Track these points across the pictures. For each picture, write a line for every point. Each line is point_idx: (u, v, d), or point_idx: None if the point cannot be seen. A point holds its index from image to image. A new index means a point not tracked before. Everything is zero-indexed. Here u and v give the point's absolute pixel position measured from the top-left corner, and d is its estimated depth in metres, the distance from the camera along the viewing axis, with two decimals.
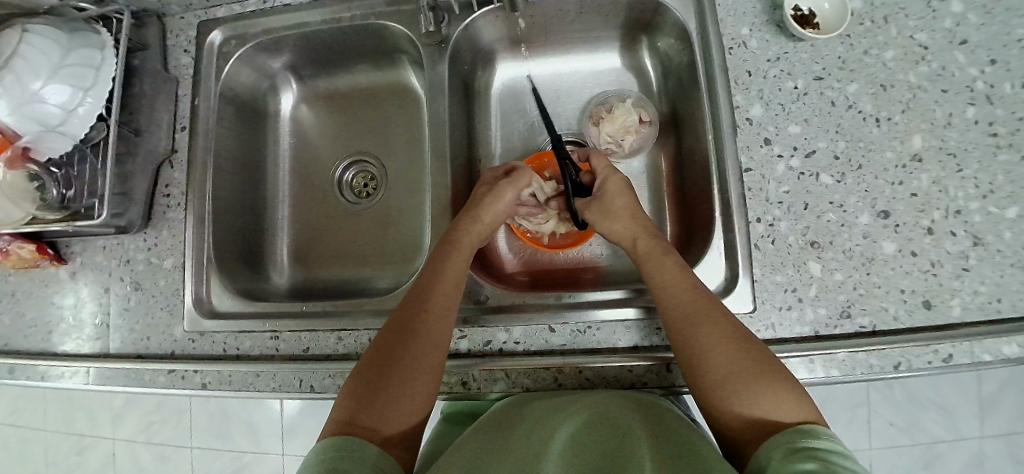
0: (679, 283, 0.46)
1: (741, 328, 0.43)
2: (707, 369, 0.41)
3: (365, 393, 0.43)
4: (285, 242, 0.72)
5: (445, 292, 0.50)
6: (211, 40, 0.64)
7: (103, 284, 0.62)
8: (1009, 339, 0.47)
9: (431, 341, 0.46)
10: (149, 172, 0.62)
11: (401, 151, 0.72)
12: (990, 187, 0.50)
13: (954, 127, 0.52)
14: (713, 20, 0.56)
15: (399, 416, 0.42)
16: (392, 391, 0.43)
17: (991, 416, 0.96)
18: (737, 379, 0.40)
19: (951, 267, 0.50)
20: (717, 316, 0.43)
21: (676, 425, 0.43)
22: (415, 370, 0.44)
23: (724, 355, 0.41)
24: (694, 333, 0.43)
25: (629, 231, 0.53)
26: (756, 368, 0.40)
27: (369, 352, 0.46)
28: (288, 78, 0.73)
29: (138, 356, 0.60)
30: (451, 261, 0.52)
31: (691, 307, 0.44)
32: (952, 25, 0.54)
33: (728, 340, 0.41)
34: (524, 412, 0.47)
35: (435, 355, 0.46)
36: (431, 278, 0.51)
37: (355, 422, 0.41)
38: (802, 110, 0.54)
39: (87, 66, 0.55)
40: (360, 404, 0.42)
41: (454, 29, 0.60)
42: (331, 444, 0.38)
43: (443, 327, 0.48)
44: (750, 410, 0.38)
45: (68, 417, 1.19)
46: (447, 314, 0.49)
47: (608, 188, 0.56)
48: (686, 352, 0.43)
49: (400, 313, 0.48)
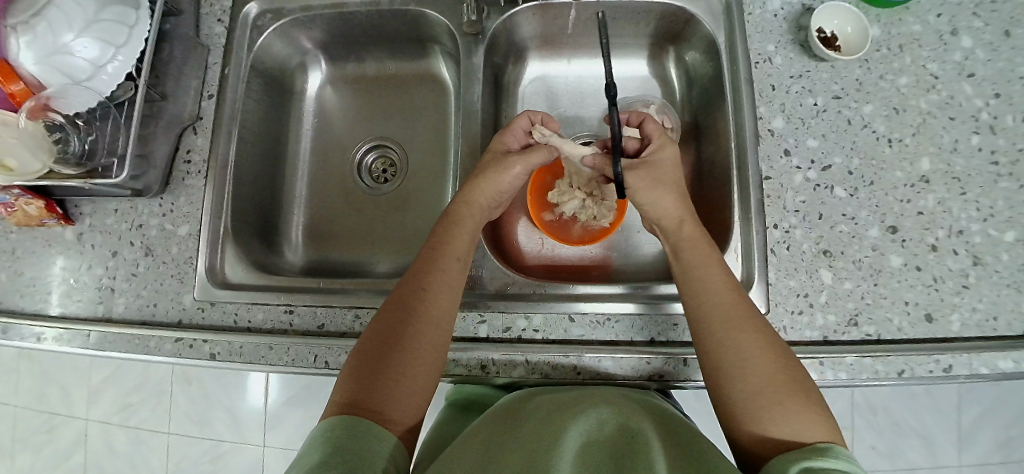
0: (716, 289, 0.46)
1: (773, 339, 0.43)
2: (737, 380, 0.41)
3: (367, 375, 0.42)
4: (299, 219, 0.71)
5: (448, 269, 0.48)
6: (247, 12, 0.65)
7: (112, 247, 0.61)
8: (1004, 354, 0.50)
9: (433, 321, 0.45)
10: (172, 136, 0.61)
11: (423, 139, 0.73)
12: (990, 211, 0.54)
13: (959, 152, 0.56)
14: (742, 35, 0.59)
15: (403, 401, 0.41)
16: (395, 374, 0.42)
17: (969, 447, 0.99)
18: (766, 392, 0.40)
19: (953, 283, 0.52)
20: (752, 326, 0.43)
21: (688, 436, 0.44)
22: (418, 351, 0.43)
23: (756, 367, 0.41)
24: (728, 342, 0.43)
25: (676, 213, 0.51)
26: (784, 383, 0.40)
27: (368, 331, 0.45)
28: (318, 58, 0.73)
29: (142, 323, 0.58)
30: (458, 238, 0.51)
31: (726, 316, 0.44)
32: (961, 59, 0.58)
33: (761, 353, 0.42)
34: (541, 399, 0.48)
35: (435, 335, 0.45)
36: (433, 256, 0.49)
37: (356, 405, 0.40)
38: (820, 126, 0.57)
39: (121, 23, 0.55)
40: (360, 387, 0.41)
41: (492, 21, 0.62)
42: (333, 425, 0.37)
43: (442, 305, 0.46)
44: (776, 422, 0.39)
45: (41, 393, 1.14)
46: (451, 290, 0.47)
47: (659, 159, 0.54)
48: (717, 360, 0.43)
49: (401, 291, 0.47)
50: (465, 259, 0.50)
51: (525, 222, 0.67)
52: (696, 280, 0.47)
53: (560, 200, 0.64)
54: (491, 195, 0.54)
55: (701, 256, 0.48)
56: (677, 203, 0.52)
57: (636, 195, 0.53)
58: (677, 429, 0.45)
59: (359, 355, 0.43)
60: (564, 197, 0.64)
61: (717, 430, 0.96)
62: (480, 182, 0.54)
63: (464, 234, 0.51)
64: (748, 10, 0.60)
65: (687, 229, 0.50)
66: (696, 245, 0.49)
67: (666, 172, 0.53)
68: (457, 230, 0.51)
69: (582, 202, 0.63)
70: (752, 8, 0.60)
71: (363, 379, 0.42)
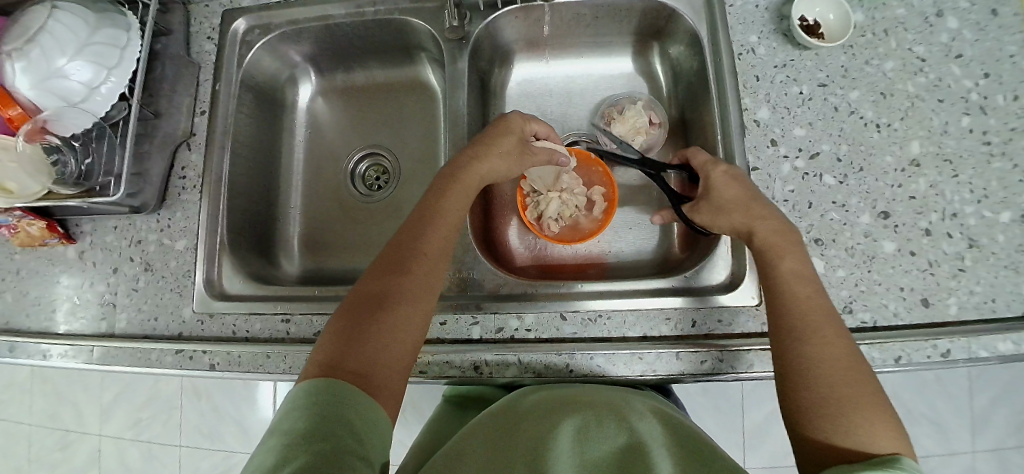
0: (802, 292, 0.44)
1: (853, 348, 0.41)
2: (815, 385, 0.39)
3: (350, 337, 0.40)
4: (296, 230, 0.72)
5: (440, 233, 0.48)
6: (235, 28, 0.66)
7: (113, 263, 0.62)
8: (1004, 336, 0.49)
9: (422, 290, 0.44)
10: (166, 153, 0.62)
11: (415, 146, 0.73)
12: (984, 192, 0.53)
13: (950, 134, 0.55)
14: (724, 27, 0.59)
15: (388, 367, 0.40)
16: (383, 339, 0.41)
17: (982, 433, 0.98)
18: (842, 400, 0.38)
19: (948, 267, 0.52)
20: (829, 334, 0.41)
21: (697, 440, 0.44)
22: (405, 320, 0.42)
23: (831, 374, 0.39)
24: (812, 346, 0.41)
25: (736, 223, 0.50)
26: (856, 392, 0.38)
27: (353, 294, 0.44)
28: (308, 71, 0.75)
29: (144, 337, 0.59)
30: (450, 201, 0.50)
31: (810, 323, 0.42)
32: (948, 40, 0.58)
33: (835, 361, 0.39)
34: (535, 398, 0.48)
35: (425, 299, 0.44)
36: (424, 224, 0.48)
37: (342, 367, 0.38)
38: (807, 114, 0.57)
39: (112, 45, 0.56)
40: (345, 349, 0.40)
41: (475, 26, 0.62)
42: (318, 386, 0.36)
43: (433, 270, 0.46)
44: (838, 431, 0.37)
45: (56, 411, 1.16)
46: (439, 259, 0.47)
47: (715, 185, 0.52)
48: (788, 362, 0.41)
49: (386, 257, 0.46)
50: (454, 230, 0.50)
51: (516, 223, 0.68)
52: (780, 279, 0.45)
53: (538, 209, 0.64)
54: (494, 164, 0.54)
55: (791, 257, 0.46)
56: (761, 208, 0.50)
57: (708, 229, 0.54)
58: (684, 432, 0.44)
59: (344, 316, 0.42)
60: (541, 204, 0.64)
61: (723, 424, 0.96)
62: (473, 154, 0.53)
63: (454, 201, 0.50)
64: (729, 2, 0.60)
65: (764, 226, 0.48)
66: (785, 244, 0.46)
67: (730, 189, 0.51)
68: (450, 192, 0.51)
69: (562, 200, 0.64)
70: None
71: (348, 340, 0.40)
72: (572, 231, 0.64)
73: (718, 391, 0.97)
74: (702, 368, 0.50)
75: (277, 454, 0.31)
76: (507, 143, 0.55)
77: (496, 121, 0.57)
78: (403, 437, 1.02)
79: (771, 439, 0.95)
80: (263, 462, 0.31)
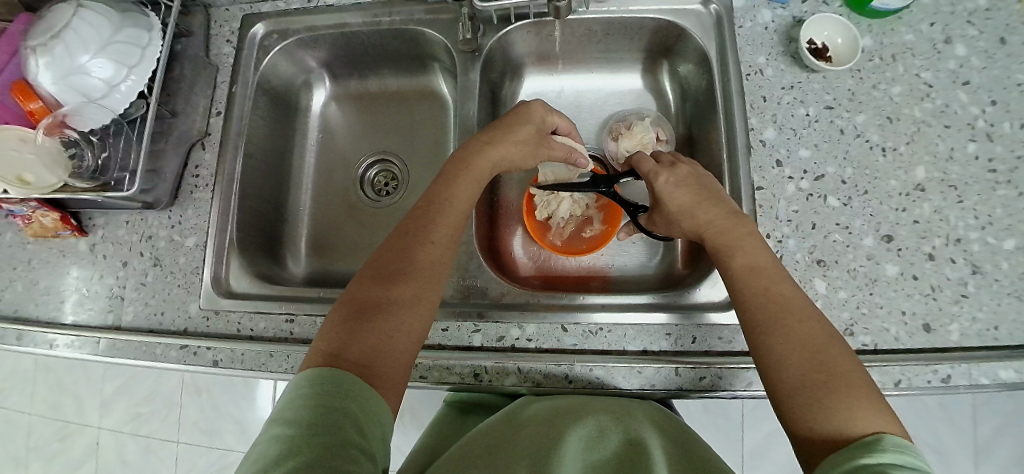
0: (761, 282, 0.43)
1: (825, 329, 0.39)
2: (782, 375, 0.38)
3: (354, 322, 0.41)
4: (304, 231, 0.73)
5: (444, 223, 0.48)
6: (254, 32, 0.68)
7: (123, 258, 0.63)
8: (1006, 364, 0.49)
9: (426, 275, 0.45)
10: (181, 152, 0.64)
11: (425, 153, 0.74)
12: (989, 219, 0.54)
13: (955, 161, 0.56)
14: (733, 48, 0.60)
15: (391, 355, 0.40)
16: (384, 324, 0.41)
17: (985, 461, 0.96)
18: (816, 385, 0.36)
19: (951, 292, 0.52)
20: (798, 317, 0.40)
21: (699, 453, 0.44)
22: (409, 306, 0.43)
23: (797, 359, 0.38)
24: (774, 335, 0.40)
25: (704, 218, 0.49)
26: (828, 373, 0.36)
27: (355, 285, 0.44)
28: (323, 76, 0.76)
29: (150, 331, 0.60)
30: (459, 190, 0.51)
31: (769, 312, 0.41)
32: (956, 67, 0.59)
33: (801, 344, 0.38)
34: (534, 410, 0.48)
35: (428, 287, 0.45)
36: (430, 213, 0.48)
37: (344, 355, 0.38)
38: (813, 136, 0.57)
39: (134, 45, 0.57)
40: (348, 339, 0.40)
41: (488, 39, 0.64)
42: (321, 374, 0.36)
43: (437, 259, 0.46)
44: (820, 417, 0.35)
45: (57, 402, 1.17)
46: (444, 246, 0.47)
47: (664, 196, 0.52)
48: (761, 356, 0.40)
49: (391, 243, 0.47)
50: (461, 219, 0.50)
51: (520, 233, 0.68)
52: (742, 273, 0.45)
53: (548, 209, 0.65)
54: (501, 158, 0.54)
55: (748, 251, 0.46)
56: (724, 204, 0.50)
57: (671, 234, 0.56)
58: (687, 446, 0.45)
59: (347, 306, 0.42)
60: (552, 204, 0.65)
61: (722, 442, 0.95)
62: (485, 144, 0.54)
63: (461, 192, 0.51)
64: (739, 23, 0.61)
65: (717, 222, 0.48)
66: (743, 238, 0.47)
67: (680, 191, 0.51)
68: (458, 182, 0.51)
69: (573, 202, 0.65)
70: (743, 21, 0.61)
71: (350, 330, 0.40)
72: (574, 237, 0.66)
73: (718, 408, 0.96)
74: (701, 385, 0.50)
75: (280, 445, 0.32)
76: (523, 132, 0.56)
77: (517, 107, 0.58)
78: (399, 441, 1.02)
79: (770, 459, 0.94)
80: (266, 452, 0.32)
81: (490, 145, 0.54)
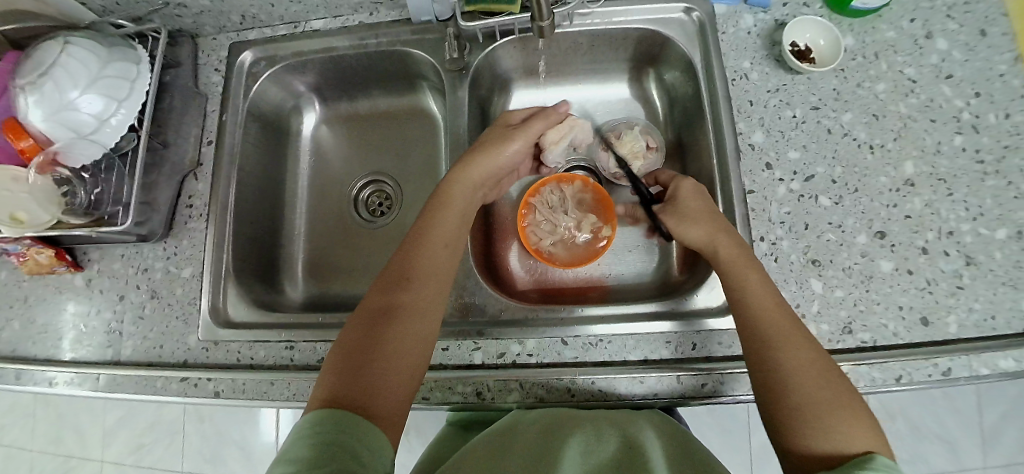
0: (760, 303, 0.43)
1: (818, 352, 0.41)
2: (775, 396, 0.39)
3: (354, 362, 0.41)
4: (299, 255, 0.73)
5: (438, 252, 0.49)
6: (242, 60, 0.68)
7: (119, 291, 0.63)
8: (1005, 353, 0.50)
9: (420, 314, 0.45)
10: (173, 183, 0.64)
11: (419, 173, 0.74)
12: (979, 210, 0.54)
13: (943, 154, 0.57)
14: (717, 53, 0.61)
15: (391, 389, 0.41)
16: (384, 362, 0.42)
17: (994, 446, 0.96)
18: (807, 405, 0.37)
19: (946, 285, 0.53)
20: (797, 340, 0.41)
21: (702, 456, 0.44)
22: (409, 345, 0.44)
23: (800, 381, 0.38)
24: (764, 357, 0.41)
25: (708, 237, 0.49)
26: (830, 395, 0.37)
27: (353, 321, 0.45)
28: (312, 99, 0.76)
29: (150, 364, 0.60)
30: (451, 219, 0.52)
31: (774, 331, 0.41)
32: (938, 62, 0.60)
33: (804, 367, 0.39)
34: (533, 416, 0.48)
35: (424, 322, 0.45)
36: (420, 244, 0.49)
37: (345, 395, 0.39)
38: (800, 137, 0.58)
39: (123, 79, 0.58)
40: (349, 377, 0.40)
41: (474, 56, 0.64)
42: (328, 417, 0.36)
43: (434, 292, 0.47)
44: (819, 437, 0.36)
45: (58, 436, 1.15)
46: (436, 282, 0.48)
47: (687, 197, 0.53)
48: (762, 373, 0.40)
49: (383, 280, 0.47)
50: (453, 244, 0.51)
51: (517, 247, 0.69)
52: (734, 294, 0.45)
53: (541, 216, 0.67)
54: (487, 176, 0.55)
55: (746, 270, 0.46)
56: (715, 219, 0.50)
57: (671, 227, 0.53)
58: (692, 451, 0.45)
59: (346, 344, 0.43)
60: (546, 216, 0.67)
61: (729, 443, 0.95)
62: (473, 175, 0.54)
63: (453, 219, 0.52)
64: (722, 30, 0.62)
65: (713, 243, 0.49)
66: (732, 256, 0.47)
67: (697, 199, 0.52)
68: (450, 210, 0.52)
69: (562, 228, 0.67)
70: (725, 27, 0.62)
71: (350, 368, 0.41)
72: (540, 246, 0.66)
73: (724, 410, 0.96)
74: (703, 391, 0.50)
75: None
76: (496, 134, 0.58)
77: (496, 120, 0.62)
78: (405, 458, 1.01)
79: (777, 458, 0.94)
80: None
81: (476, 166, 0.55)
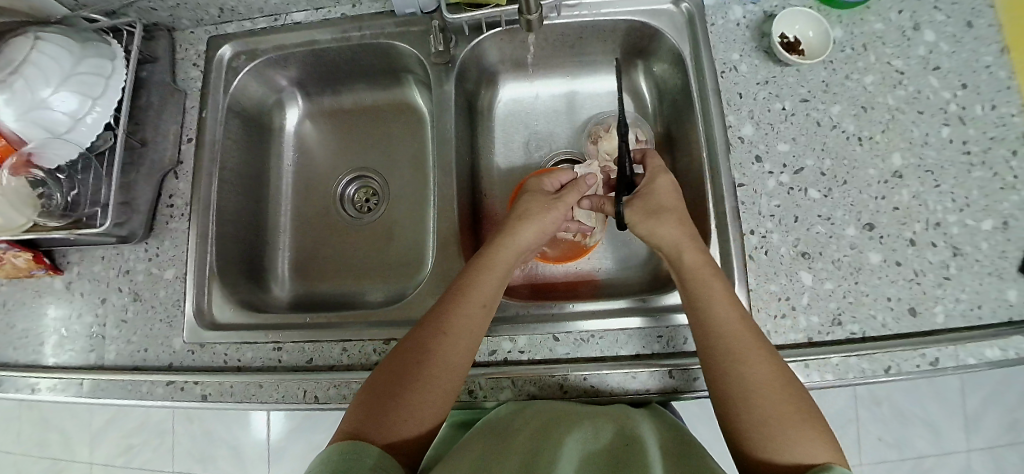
0: (723, 323, 0.45)
1: (781, 368, 0.43)
2: (740, 413, 0.41)
3: (379, 405, 0.42)
4: (285, 254, 0.71)
5: (474, 309, 0.47)
6: (221, 55, 0.66)
7: (101, 294, 0.61)
8: (990, 343, 0.50)
9: (451, 366, 0.44)
10: (153, 182, 0.62)
11: (406, 168, 0.73)
12: (966, 201, 0.55)
13: (930, 145, 0.57)
14: (706, 45, 0.60)
15: (408, 431, 0.42)
16: (407, 408, 0.42)
17: (976, 431, 0.98)
18: (767, 422, 0.40)
19: (933, 276, 0.53)
20: (761, 358, 0.43)
21: (702, 452, 0.43)
22: (431, 394, 0.43)
23: (765, 400, 0.41)
24: (727, 378, 0.43)
25: (677, 244, 0.50)
26: (793, 412, 0.40)
27: (386, 361, 0.45)
28: (295, 95, 0.74)
29: (134, 368, 0.59)
30: (486, 275, 0.49)
31: (740, 351, 0.43)
32: (925, 53, 0.60)
33: (770, 385, 0.41)
34: (536, 407, 0.48)
35: (453, 375, 0.44)
36: (454, 296, 0.47)
37: (365, 433, 0.40)
38: (789, 129, 0.58)
39: (97, 75, 0.56)
40: (370, 418, 0.41)
41: (460, 50, 0.63)
42: (343, 448, 0.38)
43: (464, 345, 0.45)
44: (780, 451, 0.39)
45: (43, 439, 1.14)
46: (470, 335, 0.46)
47: (653, 188, 0.54)
48: (727, 392, 0.42)
49: (422, 326, 0.46)
50: (491, 299, 0.48)
51: None
52: (701, 312, 0.46)
53: None
54: (531, 236, 0.53)
55: (712, 291, 0.47)
56: (681, 230, 0.50)
57: (636, 227, 0.54)
58: (690, 446, 0.44)
59: (375, 383, 0.44)
60: None
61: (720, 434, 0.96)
62: (514, 229, 0.53)
63: (490, 274, 0.50)
64: (711, 21, 0.61)
65: (690, 262, 0.49)
66: (697, 274, 0.48)
67: (666, 191, 0.54)
68: (488, 267, 0.50)
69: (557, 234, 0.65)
70: (714, 19, 0.61)
71: (372, 410, 0.42)
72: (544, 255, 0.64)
73: None
74: (694, 385, 0.50)
75: None
76: (523, 204, 0.56)
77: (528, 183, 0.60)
78: None
79: None
80: None
81: (521, 227, 0.53)
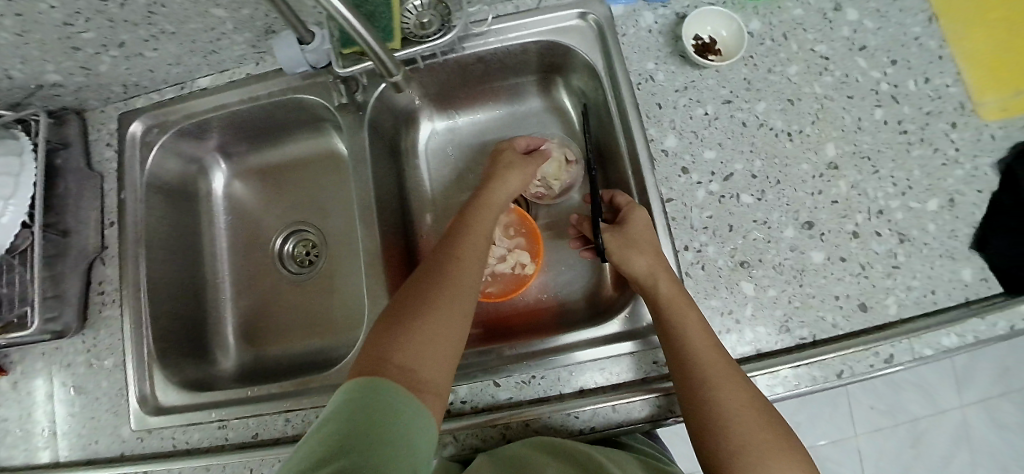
0: (700, 345, 0.43)
1: (755, 393, 0.42)
2: (716, 443, 0.40)
3: (396, 331, 0.40)
4: (229, 322, 0.70)
5: (477, 241, 0.49)
6: (132, 132, 0.65)
7: (44, 392, 0.61)
8: (947, 330, 0.48)
9: (459, 311, 0.43)
10: (81, 271, 0.62)
11: (339, 218, 0.71)
12: (908, 183, 0.53)
13: (865, 130, 0.54)
14: (619, 56, 0.58)
15: (431, 357, 0.39)
16: (427, 330, 0.40)
17: (968, 386, 0.97)
18: (742, 453, 0.39)
19: (881, 267, 0.51)
20: (736, 385, 0.42)
21: None
22: (447, 320, 0.42)
23: (740, 428, 0.40)
24: (702, 405, 0.41)
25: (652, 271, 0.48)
26: (768, 442, 0.39)
27: (393, 303, 0.44)
28: (218, 158, 0.73)
29: (86, 462, 0.58)
30: (483, 214, 0.52)
31: (715, 376, 0.42)
32: (850, 33, 0.57)
33: (746, 412, 0.40)
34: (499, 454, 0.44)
35: (466, 300, 0.44)
36: (458, 233, 0.50)
37: (389, 359, 0.38)
38: (714, 134, 0.56)
39: (7, 174, 0.54)
40: (388, 346, 0.39)
41: (369, 95, 0.61)
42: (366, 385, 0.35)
43: (473, 273, 0.47)
44: None
45: None
46: (477, 262, 0.48)
47: (632, 220, 0.52)
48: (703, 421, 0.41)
49: (429, 264, 0.47)
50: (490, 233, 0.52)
51: None
52: (674, 337, 0.45)
53: None
54: (521, 180, 0.57)
55: (688, 319, 0.45)
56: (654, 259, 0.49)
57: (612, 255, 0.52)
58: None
59: (386, 319, 0.42)
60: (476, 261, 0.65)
61: None
62: (503, 172, 0.57)
63: (487, 211, 0.53)
64: (622, 32, 0.59)
65: (663, 292, 0.47)
66: (672, 303, 0.46)
67: (642, 222, 0.52)
68: (484, 207, 0.53)
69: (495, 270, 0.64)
70: (625, 29, 0.59)
71: (389, 338, 0.40)
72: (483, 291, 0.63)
73: None
74: (642, 416, 0.49)
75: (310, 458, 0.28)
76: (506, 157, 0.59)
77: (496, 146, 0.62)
78: None
79: None
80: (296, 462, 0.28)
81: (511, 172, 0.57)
